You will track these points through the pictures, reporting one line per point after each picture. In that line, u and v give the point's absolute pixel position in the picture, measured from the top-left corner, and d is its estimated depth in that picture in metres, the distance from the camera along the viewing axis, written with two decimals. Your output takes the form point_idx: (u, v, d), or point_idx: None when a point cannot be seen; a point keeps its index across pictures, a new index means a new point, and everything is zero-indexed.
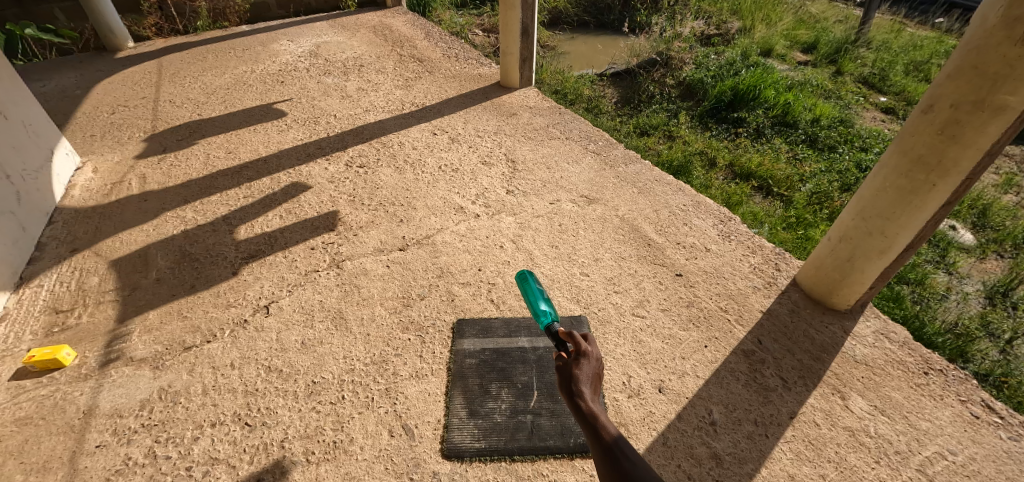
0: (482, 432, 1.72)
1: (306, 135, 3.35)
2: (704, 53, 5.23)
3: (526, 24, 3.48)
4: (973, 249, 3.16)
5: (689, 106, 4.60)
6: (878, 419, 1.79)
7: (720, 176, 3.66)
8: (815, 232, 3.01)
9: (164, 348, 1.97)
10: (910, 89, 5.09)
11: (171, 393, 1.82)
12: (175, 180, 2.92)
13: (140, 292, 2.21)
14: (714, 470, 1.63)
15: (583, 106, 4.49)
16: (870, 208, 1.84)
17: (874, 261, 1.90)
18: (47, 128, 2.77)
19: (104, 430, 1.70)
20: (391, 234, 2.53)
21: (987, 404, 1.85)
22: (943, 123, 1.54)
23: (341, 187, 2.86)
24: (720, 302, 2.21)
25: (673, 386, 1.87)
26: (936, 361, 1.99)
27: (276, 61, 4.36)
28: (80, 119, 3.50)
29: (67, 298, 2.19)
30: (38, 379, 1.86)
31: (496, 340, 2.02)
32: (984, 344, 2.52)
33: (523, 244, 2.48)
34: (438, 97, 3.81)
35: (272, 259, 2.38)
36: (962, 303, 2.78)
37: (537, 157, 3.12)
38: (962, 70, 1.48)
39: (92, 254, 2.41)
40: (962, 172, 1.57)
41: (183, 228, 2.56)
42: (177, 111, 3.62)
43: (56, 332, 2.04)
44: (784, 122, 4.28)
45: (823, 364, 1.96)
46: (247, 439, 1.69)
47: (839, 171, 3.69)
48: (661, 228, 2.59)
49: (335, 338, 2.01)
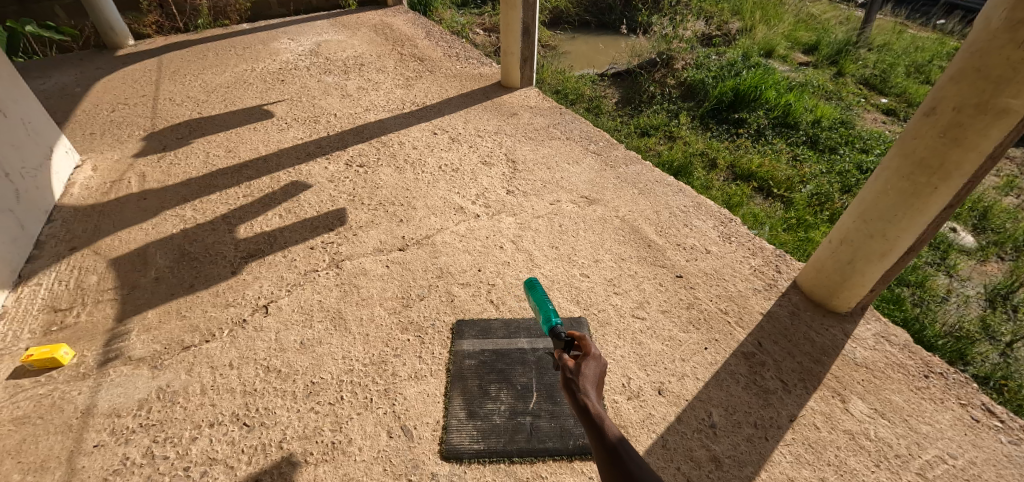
0: (482, 433, 1.71)
1: (306, 134, 3.34)
2: (705, 54, 5.21)
3: (527, 23, 3.47)
4: (974, 251, 3.15)
5: (690, 106, 4.59)
6: (879, 422, 1.79)
7: (721, 177, 3.65)
8: (815, 234, 3.01)
9: (162, 348, 1.97)
10: (912, 90, 5.08)
11: (169, 393, 1.81)
12: (174, 179, 2.91)
13: (138, 290, 2.21)
14: (713, 473, 1.63)
15: (584, 106, 4.48)
16: (871, 211, 1.83)
17: (875, 263, 1.89)
18: (47, 126, 2.76)
19: (102, 430, 1.70)
20: (391, 234, 2.52)
21: (987, 408, 1.85)
22: (946, 125, 1.53)
23: (341, 186, 2.85)
24: (721, 304, 2.20)
25: (673, 389, 1.87)
26: (936, 364, 1.99)
27: (277, 60, 4.35)
28: (80, 117, 3.50)
29: (66, 296, 2.18)
30: (36, 378, 1.85)
31: (495, 341, 2.01)
32: (984, 347, 2.51)
33: (523, 245, 2.48)
34: (439, 96, 3.80)
35: (271, 259, 2.38)
36: (963, 306, 2.77)
37: (537, 158, 3.12)
38: (965, 72, 1.47)
39: (91, 253, 2.40)
40: (964, 175, 1.56)
41: (182, 227, 2.56)
42: (177, 110, 3.61)
43: (54, 331, 2.03)
44: (785, 123, 4.27)
45: (823, 366, 1.95)
46: (245, 440, 1.68)
47: (840, 172, 3.68)
48: (662, 229, 2.59)
49: (335, 338, 2.01)
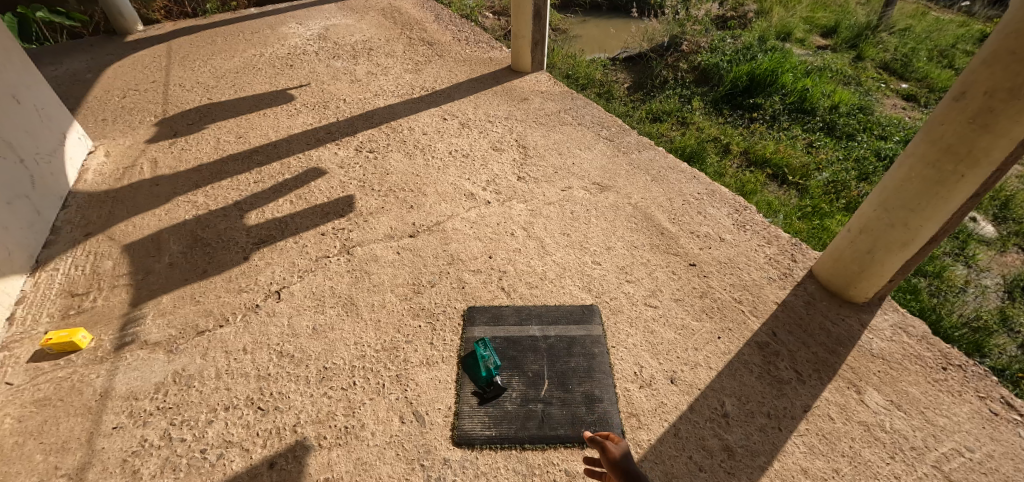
0: (493, 420, 1.72)
1: (316, 120, 3.32)
2: (721, 37, 5.08)
3: (539, 6, 3.39)
4: (995, 242, 3.07)
5: (703, 91, 4.49)
6: (895, 414, 1.77)
7: (734, 163, 3.59)
8: (831, 223, 2.95)
9: (177, 332, 1.99)
10: (934, 75, 4.92)
11: (184, 377, 1.84)
12: (186, 165, 2.92)
13: (153, 276, 2.23)
14: (726, 463, 1.62)
15: (595, 91, 4.42)
16: (893, 199, 1.79)
17: (895, 253, 1.85)
18: (60, 113, 2.78)
19: (120, 412, 1.73)
20: (402, 221, 2.52)
21: (1006, 401, 1.82)
22: (975, 111, 1.48)
23: (351, 172, 2.84)
24: (735, 293, 2.17)
25: (685, 378, 1.86)
26: (954, 356, 1.96)
27: (285, 45, 4.32)
28: (92, 103, 3.50)
29: (82, 281, 2.21)
30: (55, 361, 1.89)
31: (507, 328, 2.00)
32: (1002, 339, 2.46)
33: (534, 232, 2.46)
34: (448, 81, 3.76)
35: (283, 245, 2.38)
36: (981, 297, 2.71)
37: (549, 143, 3.08)
38: (998, 55, 1.42)
39: (106, 239, 2.42)
40: (993, 163, 1.51)
41: (194, 213, 2.57)
42: (187, 96, 3.60)
43: (72, 315, 2.06)
44: (801, 109, 4.18)
45: (839, 357, 1.93)
46: (260, 423, 1.70)
47: (857, 159, 3.59)
48: (674, 216, 2.55)
49: (347, 324, 2.02)
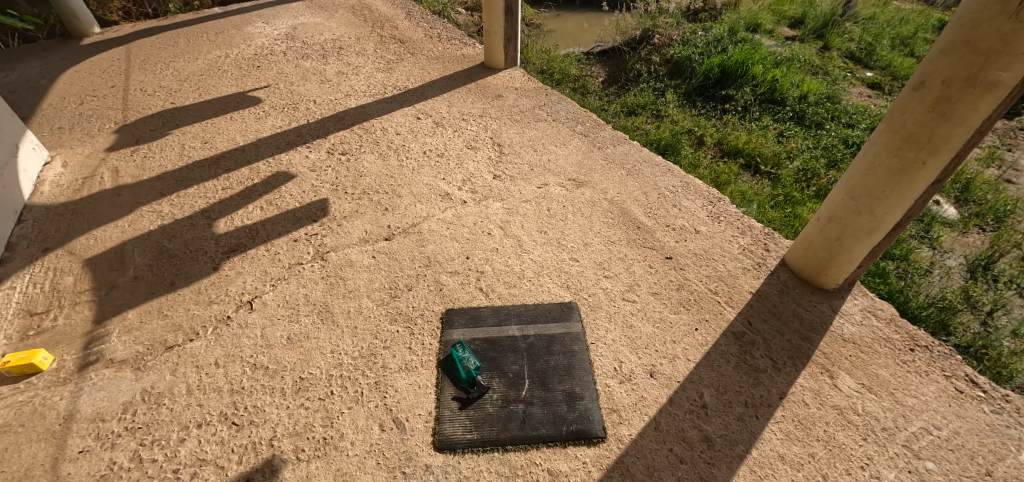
0: (475, 423, 1.70)
1: (285, 122, 3.24)
2: (692, 29, 5.12)
3: (510, 2, 3.36)
4: (957, 223, 3.17)
5: (676, 83, 4.53)
6: (866, 396, 1.82)
7: (709, 154, 3.63)
8: (802, 211, 3.01)
9: (145, 349, 1.92)
10: (897, 63, 5.05)
11: (154, 395, 1.78)
12: (150, 173, 2.82)
13: (117, 291, 2.14)
14: (706, 453, 1.65)
15: (569, 85, 4.41)
16: (859, 187, 1.83)
17: (863, 240, 1.90)
18: (12, 124, 2.65)
19: (86, 435, 1.66)
20: (376, 224, 2.47)
21: (971, 379, 1.89)
22: (935, 100, 1.52)
23: (324, 176, 2.78)
24: (711, 284, 2.20)
25: (664, 371, 1.87)
26: (922, 337, 2.02)
27: (252, 45, 4.20)
28: (47, 111, 3.35)
29: (42, 299, 2.11)
30: (15, 385, 1.80)
31: (486, 329, 1.99)
32: (966, 317, 2.55)
33: (512, 230, 2.45)
34: (421, 80, 3.70)
35: (253, 253, 2.32)
36: (945, 277, 2.80)
37: (524, 140, 3.07)
38: (955, 45, 1.45)
39: (65, 254, 2.32)
40: (952, 149, 1.55)
41: (159, 223, 2.48)
42: (149, 100, 3.48)
43: (31, 336, 1.97)
44: (772, 99, 4.25)
45: (812, 343, 1.97)
46: (235, 439, 1.66)
47: (826, 147, 3.68)
48: (650, 210, 2.57)
49: (322, 332, 1.97)
